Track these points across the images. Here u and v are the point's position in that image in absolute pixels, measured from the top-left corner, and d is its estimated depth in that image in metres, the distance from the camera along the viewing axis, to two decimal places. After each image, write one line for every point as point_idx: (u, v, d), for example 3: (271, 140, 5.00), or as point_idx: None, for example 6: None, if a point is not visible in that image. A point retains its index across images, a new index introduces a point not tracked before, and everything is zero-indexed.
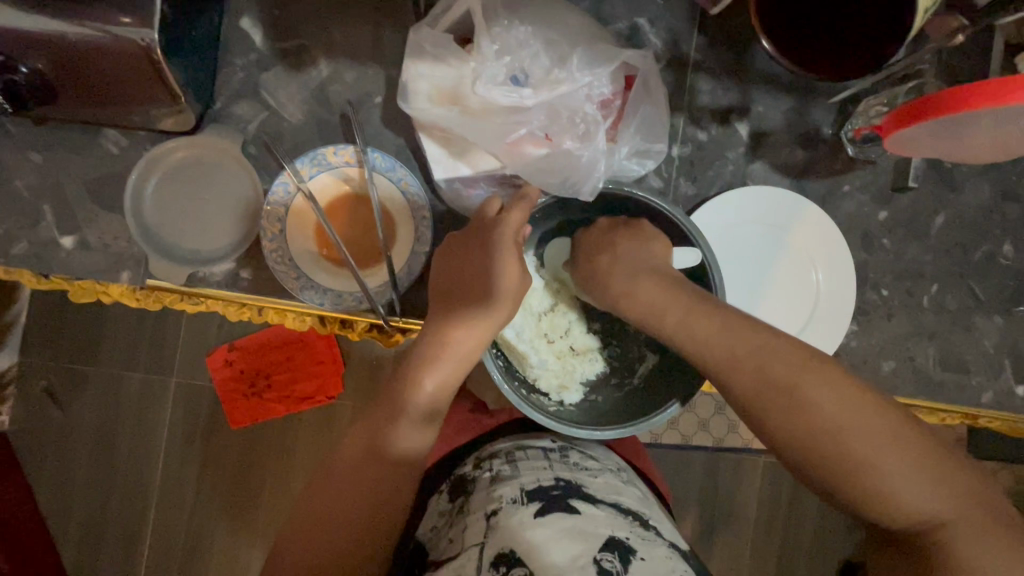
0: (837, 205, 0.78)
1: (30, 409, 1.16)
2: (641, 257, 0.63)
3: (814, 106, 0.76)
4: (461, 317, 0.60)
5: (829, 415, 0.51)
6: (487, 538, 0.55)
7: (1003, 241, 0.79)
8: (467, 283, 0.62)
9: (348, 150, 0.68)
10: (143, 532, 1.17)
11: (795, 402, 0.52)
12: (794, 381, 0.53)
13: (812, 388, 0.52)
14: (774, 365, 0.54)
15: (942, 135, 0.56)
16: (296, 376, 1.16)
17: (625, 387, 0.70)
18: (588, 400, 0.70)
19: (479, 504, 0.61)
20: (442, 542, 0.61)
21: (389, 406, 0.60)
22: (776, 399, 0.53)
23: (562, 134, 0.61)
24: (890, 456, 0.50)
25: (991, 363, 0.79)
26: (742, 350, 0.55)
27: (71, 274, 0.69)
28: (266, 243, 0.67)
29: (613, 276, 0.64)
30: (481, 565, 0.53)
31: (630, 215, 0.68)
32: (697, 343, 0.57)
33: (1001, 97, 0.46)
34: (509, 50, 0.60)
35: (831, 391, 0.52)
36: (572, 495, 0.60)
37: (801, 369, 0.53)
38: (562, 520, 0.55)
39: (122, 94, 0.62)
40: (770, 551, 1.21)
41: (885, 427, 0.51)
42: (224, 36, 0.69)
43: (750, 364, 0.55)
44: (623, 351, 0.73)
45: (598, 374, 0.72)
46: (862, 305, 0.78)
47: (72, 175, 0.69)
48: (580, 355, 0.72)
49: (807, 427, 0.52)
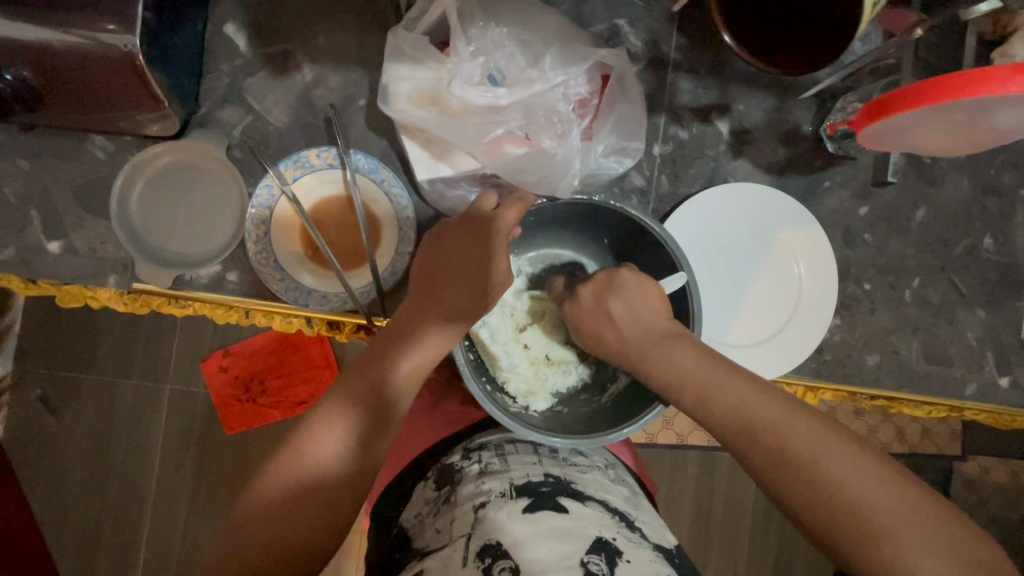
0: (819, 200, 0.78)
1: (24, 417, 1.16)
2: (644, 324, 0.61)
3: (794, 104, 0.77)
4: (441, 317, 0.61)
5: (839, 477, 0.50)
6: (474, 530, 0.55)
7: (984, 234, 0.80)
8: (454, 272, 0.63)
9: (331, 152, 0.69)
10: (139, 538, 1.17)
11: (810, 475, 0.51)
12: (809, 448, 0.52)
13: (826, 460, 0.51)
14: (781, 423, 0.54)
15: (913, 129, 0.56)
16: (291, 381, 1.15)
17: (593, 404, 0.72)
18: (555, 409, 0.71)
19: (466, 497, 0.61)
20: (427, 530, 0.60)
21: (369, 405, 0.60)
22: (792, 465, 0.52)
23: (540, 133, 0.62)
24: (903, 525, 0.48)
25: (975, 355, 0.80)
26: (756, 418, 0.54)
27: (59, 279, 0.69)
28: (251, 245, 0.68)
29: (623, 349, 0.62)
30: (468, 556, 0.53)
31: (608, 223, 0.69)
32: (711, 407, 0.56)
33: (958, 91, 0.48)
34: (484, 50, 0.61)
35: (847, 462, 0.51)
36: (562, 492, 0.60)
37: (813, 437, 0.53)
38: (550, 518, 0.56)
39: (107, 99, 0.63)
40: (768, 550, 1.21)
41: (894, 493, 0.49)
42: (208, 43, 0.70)
43: (764, 430, 0.54)
44: (597, 371, 0.74)
45: (569, 386, 0.74)
46: (846, 299, 0.79)
47: (59, 182, 0.69)
48: (555, 365, 0.73)
49: (824, 496, 0.50)
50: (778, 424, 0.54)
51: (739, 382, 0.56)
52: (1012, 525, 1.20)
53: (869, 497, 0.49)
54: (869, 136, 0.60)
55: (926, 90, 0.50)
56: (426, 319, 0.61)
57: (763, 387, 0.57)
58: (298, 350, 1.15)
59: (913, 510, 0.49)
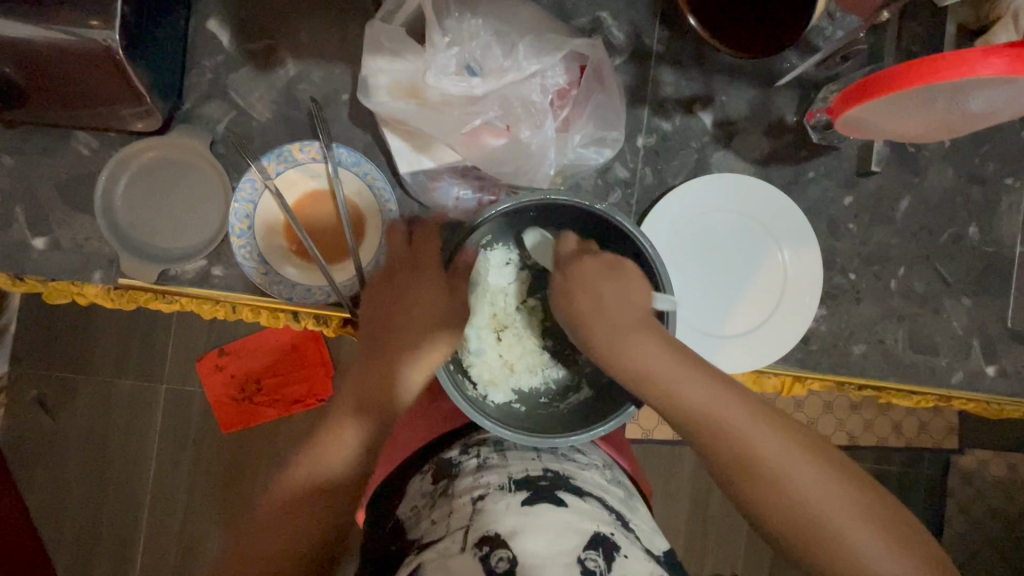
0: (803, 191, 0.79)
1: (18, 417, 1.16)
2: (628, 308, 0.58)
3: (777, 95, 0.78)
4: (437, 328, 0.62)
5: (798, 482, 0.52)
6: (472, 522, 0.55)
7: (969, 223, 0.80)
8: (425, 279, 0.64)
9: (314, 147, 0.69)
10: (135, 536, 1.17)
11: (769, 476, 0.52)
12: (766, 450, 0.53)
13: (784, 461, 0.52)
14: (747, 425, 0.54)
15: (887, 116, 0.57)
16: (288, 380, 1.16)
17: (550, 408, 0.70)
18: (510, 404, 0.69)
19: (464, 490, 0.61)
20: (422, 521, 0.60)
21: (375, 411, 0.60)
22: (752, 466, 0.53)
23: (520, 123, 0.62)
24: (851, 525, 0.50)
25: (961, 344, 0.80)
26: (721, 420, 0.54)
27: (45, 275, 0.70)
28: (235, 239, 0.68)
29: (600, 330, 0.59)
30: (466, 544, 0.53)
31: (583, 224, 0.66)
32: (677, 406, 0.55)
33: (925, 77, 0.48)
34: (459, 41, 0.61)
35: (804, 465, 0.52)
36: (561, 487, 0.60)
37: (775, 439, 0.53)
38: (550, 512, 0.56)
39: (89, 95, 0.63)
40: (763, 543, 1.21)
41: (846, 496, 0.51)
42: (191, 39, 0.71)
43: (727, 431, 0.54)
44: (564, 379, 0.73)
45: (532, 387, 0.73)
46: (831, 289, 0.79)
47: (44, 178, 0.70)
48: (526, 365, 0.73)
49: (784, 499, 0.52)
50: (739, 427, 0.54)
51: (702, 382, 0.55)
52: (1008, 517, 1.20)
53: (822, 496, 0.51)
54: (846, 123, 0.59)
55: (901, 73, 0.50)
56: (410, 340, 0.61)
57: (726, 384, 0.56)
58: (294, 350, 1.15)
59: (862, 505, 0.51)
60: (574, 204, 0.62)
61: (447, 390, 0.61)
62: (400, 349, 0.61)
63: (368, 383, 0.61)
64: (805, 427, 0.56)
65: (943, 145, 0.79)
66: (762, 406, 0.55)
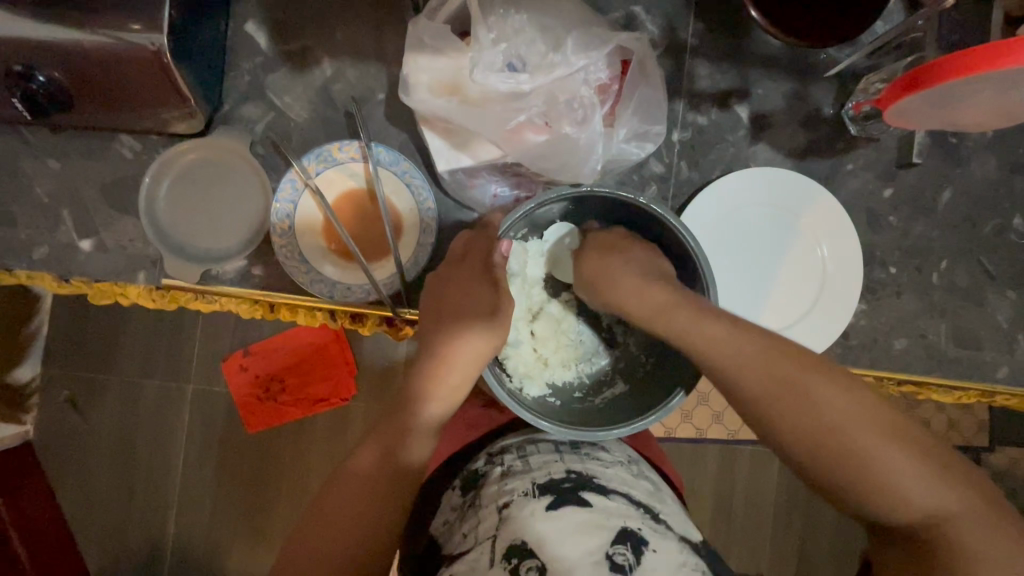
0: (842, 183, 0.77)
1: (53, 417, 1.19)
2: (650, 265, 0.62)
3: (814, 87, 0.77)
4: (467, 325, 0.63)
5: (829, 408, 0.50)
6: (499, 531, 0.54)
7: (1013, 214, 0.78)
8: (461, 285, 0.65)
9: (353, 146, 0.70)
10: (166, 534, 1.19)
11: (798, 401, 0.51)
12: (794, 379, 0.52)
13: (813, 388, 0.51)
14: (772, 358, 0.53)
15: (940, 105, 0.55)
16: (311, 379, 1.17)
17: (586, 403, 0.70)
18: (546, 399, 0.69)
19: (491, 497, 0.60)
20: (454, 535, 0.59)
21: (406, 414, 0.61)
22: (779, 396, 0.52)
23: (561, 119, 0.62)
24: (887, 448, 0.48)
25: (1005, 338, 0.78)
26: (744, 350, 0.54)
27: (90, 276, 0.71)
28: (276, 238, 0.69)
29: (621, 279, 0.62)
30: (495, 556, 0.52)
31: (622, 211, 0.66)
32: (698, 338, 0.56)
33: (972, 69, 0.48)
34: (506, 37, 0.61)
35: (833, 390, 0.51)
36: (585, 487, 0.58)
37: (803, 366, 0.53)
38: (575, 514, 0.54)
39: (134, 99, 0.64)
40: (791, 542, 1.20)
41: (879, 420, 0.50)
42: (230, 41, 0.71)
43: (751, 359, 0.54)
44: (597, 374, 0.73)
45: (567, 382, 0.72)
46: (870, 283, 0.78)
47: (89, 181, 0.71)
48: (561, 360, 0.72)
49: (812, 423, 0.51)
50: (761, 354, 0.54)
51: (721, 318, 0.56)
52: None
53: (857, 421, 0.50)
54: (894, 114, 0.59)
55: (947, 64, 0.49)
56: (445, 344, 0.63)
57: (744, 323, 0.56)
58: (316, 348, 1.16)
59: (899, 432, 0.49)
60: (621, 199, 0.62)
61: (492, 389, 0.61)
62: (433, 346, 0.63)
63: (402, 390, 0.63)
64: (834, 362, 0.54)
65: (986, 134, 0.78)
66: (789, 344, 0.55)
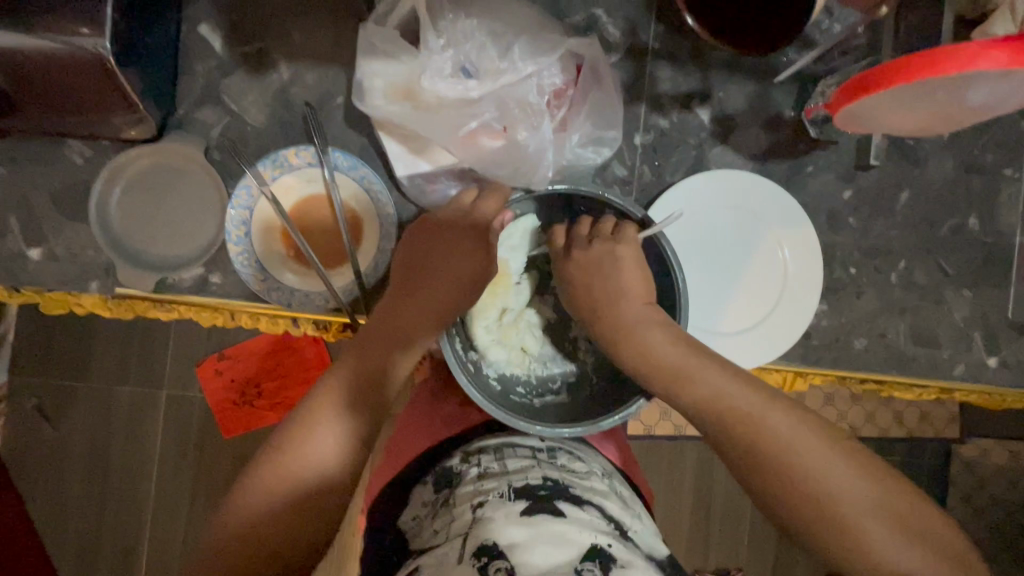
0: (803, 185, 0.78)
1: (19, 427, 1.16)
2: (637, 305, 0.62)
3: (774, 90, 0.77)
4: (431, 322, 0.63)
5: (824, 482, 0.51)
6: (470, 530, 0.54)
7: (969, 214, 0.79)
8: (433, 257, 0.64)
9: (309, 151, 0.69)
10: (140, 542, 1.17)
11: (794, 474, 0.52)
12: (838, 495, 0.51)
13: (811, 459, 0.52)
14: (769, 423, 0.54)
15: (885, 110, 0.56)
16: (287, 384, 1.14)
17: (528, 399, 0.69)
18: (489, 381, 0.68)
19: (465, 497, 0.59)
20: (424, 532, 0.59)
21: (366, 404, 0.60)
22: (776, 463, 0.53)
23: (517, 124, 0.62)
24: (876, 523, 0.50)
25: (962, 335, 0.80)
26: (738, 411, 0.55)
27: (41, 285, 0.69)
28: (232, 247, 0.68)
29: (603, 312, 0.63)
30: (464, 554, 0.52)
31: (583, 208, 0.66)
32: (692, 398, 0.57)
33: (888, 81, 0.50)
34: (453, 43, 0.60)
35: (832, 464, 0.52)
36: (560, 497, 0.58)
37: (799, 433, 0.54)
38: (549, 523, 0.54)
39: (81, 103, 0.62)
40: (767, 536, 1.21)
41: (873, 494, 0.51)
42: (183, 44, 0.70)
43: (746, 423, 0.55)
44: (546, 379, 0.72)
45: (513, 375, 0.71)
46: (831, 283, 0.79)
47: (39, 188, 0.69)
48: (514, 356, 0.71)
49: (810, 497, 0.51)
50: (760, 417, 0.55)
51: (778, 416, 0.55)
52: (1011, 505, 1.19)
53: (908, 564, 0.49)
54: (844, 118, 0.59)
55: (875, 76, 0.51)
56: (417, 308, 0.62)
57: (745, 378, 0.57)
58: (292, 352, 1.14)
59: (947, 570, 0.49)
60: (586, 194, 0.63)
61: (447, 360, 0.62)
62: (397, 339, 0.62)
63: (354, 364, 0.61)
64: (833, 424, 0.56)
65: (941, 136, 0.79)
66: (786, 404, 0.56)
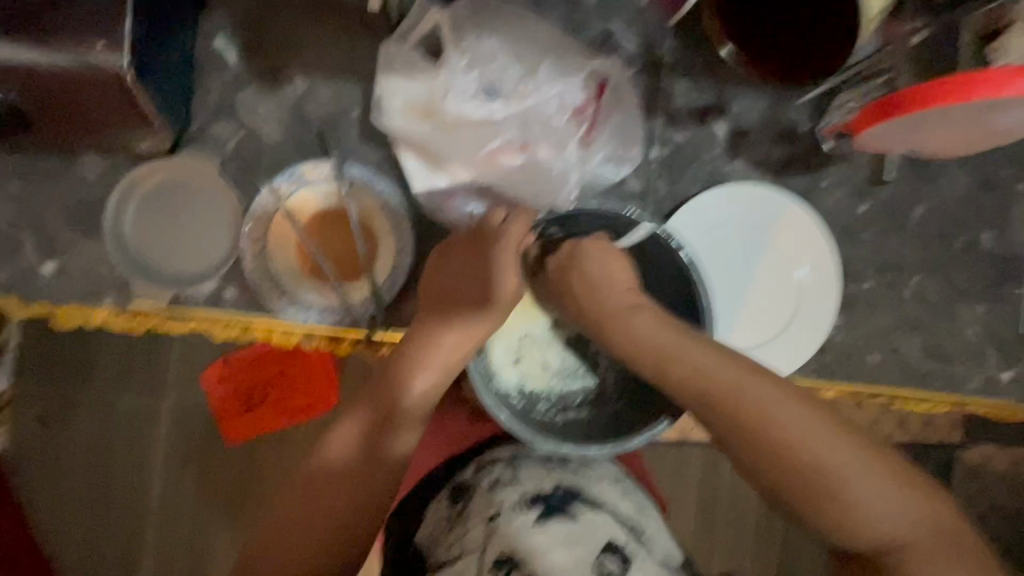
0: (817, 200, 0.78)
1: (24, 435, 1.15)
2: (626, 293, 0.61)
3: (790, 105, 0.77)
4: (451, 324, 0.61)
5: (798, 441, 0.51)
6: (487, 544, 0.56)
7: (983, 229, 0.79)
8: (455, 282, 0.62)
9: (326, 167, 0.69)
10: (144, 551, 1.16)
11: (769, 437, 0.51)
12: (812, 452, 0.50)
13: (784, 420, 0.51)
14: (747, 394, 0.53)
15: (910, 131, 0.56)
16: (291, 390, 1.13)
17: (549, 416, 0.68)
18: (508, 396, 0.68)
19: (480, 507, 0.60)
20: (442, 544, 0.60)
21: (381, 418, 0.59)
22: (751, 430, 0.52)
23: (538, 143, 0.63)
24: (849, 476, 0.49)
25: (975, 350, 0.80)
26: (714, 381, 0.54)
27: (54, 301, 0.69)
28: (249, 263, 0.68)
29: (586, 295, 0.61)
30: (484, 568, 0.55)
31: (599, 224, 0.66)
32: (672, 373, 0.56)
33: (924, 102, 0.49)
34: (477, 63, 0.62)
35: (804, 422, 0.51)
36: (573, 501, 0.60)
37: (774, 399, 0.52)
38: (563, 527, 0.57)
39: (98, 118, 0.62)
40: (772, 545, 1.21)
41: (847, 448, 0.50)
42: (199, 58, 0.69)
43: (725, 394, 0.53)
44: (566, 395, 0.71)
45: (532, 390, 0.70)
46: (845, 298, 0.79)
47: (52, 202, 0.69)
48: (531, 372, 0.71)
49: (788, 459, 0.50)
50: (739, 389, 0.53)
51: (759, 385, 0.53)
52: None
53: (904, 533, 0.48)
54: (866, 138, 0.59)
55: (909, 97, 0.50)
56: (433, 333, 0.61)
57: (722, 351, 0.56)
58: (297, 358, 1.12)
59: (913, 516, 0.49)
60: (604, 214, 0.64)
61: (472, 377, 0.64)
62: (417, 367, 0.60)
63: (376, 392, 0.60)
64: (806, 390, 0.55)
65: None
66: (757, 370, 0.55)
